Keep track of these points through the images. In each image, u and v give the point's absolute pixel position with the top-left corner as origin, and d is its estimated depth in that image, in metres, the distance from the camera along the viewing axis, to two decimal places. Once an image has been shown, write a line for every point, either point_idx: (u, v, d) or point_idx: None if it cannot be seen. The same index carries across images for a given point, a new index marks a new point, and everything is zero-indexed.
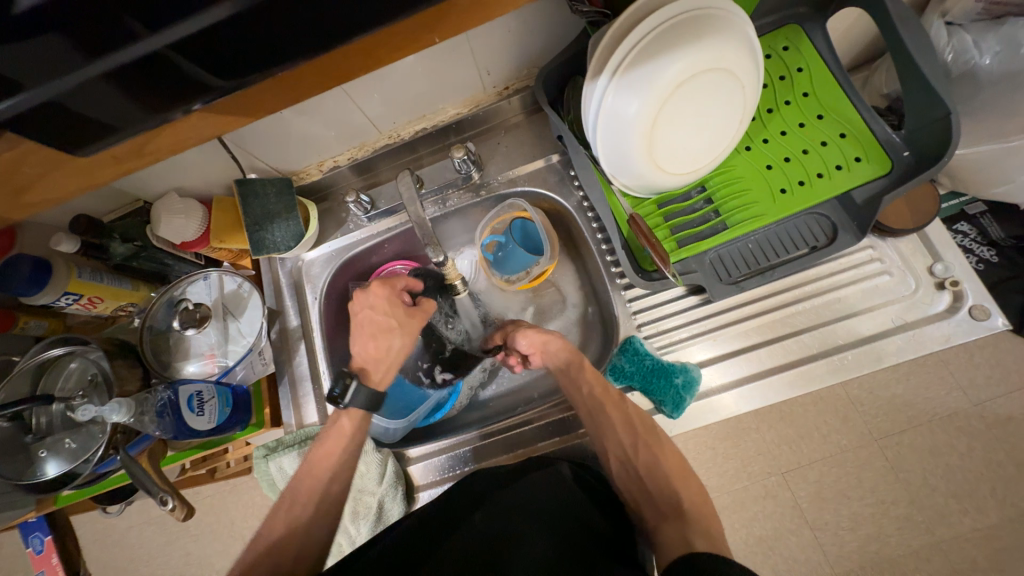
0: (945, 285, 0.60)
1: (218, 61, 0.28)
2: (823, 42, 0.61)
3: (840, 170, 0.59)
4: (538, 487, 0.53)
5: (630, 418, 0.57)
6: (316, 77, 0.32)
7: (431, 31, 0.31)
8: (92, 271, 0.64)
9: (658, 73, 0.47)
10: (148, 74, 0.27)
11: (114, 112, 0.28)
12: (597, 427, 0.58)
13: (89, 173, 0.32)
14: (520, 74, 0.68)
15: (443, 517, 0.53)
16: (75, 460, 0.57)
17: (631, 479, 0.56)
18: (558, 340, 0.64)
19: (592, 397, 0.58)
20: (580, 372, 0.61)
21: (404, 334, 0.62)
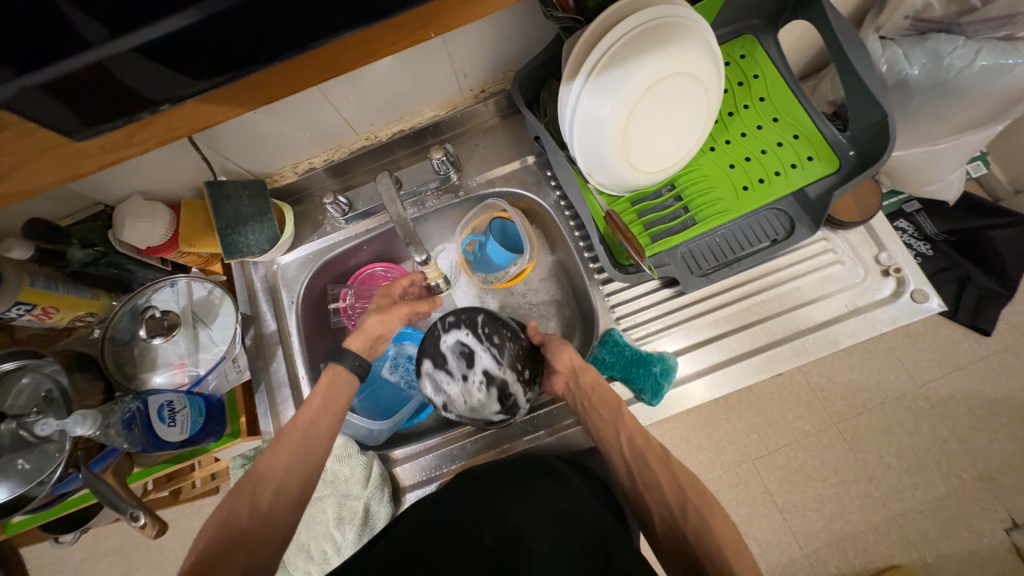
0: (890, 272, 0.65)
1: (205, 55, 0.28)
2: (775, 51, 0.66)
3: (795, 168, 0.63)
4: (547, 496, 0.55)
5: (676, 477, 0.52)
6: (299, 72, 0.32)
7: (425, 27, 0.32)
8: (46, 279, 0.60)
9: (628, 76, 0.50)
10: (134, 67, 0.27)
11: (105, 103, 0.29)
12: (633, 476, 0.55)
13: (72, 161, 0.32)
14: (496, 77, 0.70)
15: (443, 522, 0.54)
16: (28, 483, 0.52)
17: (670, 537, 0.50)
18: (591, 372, 0.61)
19: (627, 448, 0.56)
20: (618, 417, 0.58)
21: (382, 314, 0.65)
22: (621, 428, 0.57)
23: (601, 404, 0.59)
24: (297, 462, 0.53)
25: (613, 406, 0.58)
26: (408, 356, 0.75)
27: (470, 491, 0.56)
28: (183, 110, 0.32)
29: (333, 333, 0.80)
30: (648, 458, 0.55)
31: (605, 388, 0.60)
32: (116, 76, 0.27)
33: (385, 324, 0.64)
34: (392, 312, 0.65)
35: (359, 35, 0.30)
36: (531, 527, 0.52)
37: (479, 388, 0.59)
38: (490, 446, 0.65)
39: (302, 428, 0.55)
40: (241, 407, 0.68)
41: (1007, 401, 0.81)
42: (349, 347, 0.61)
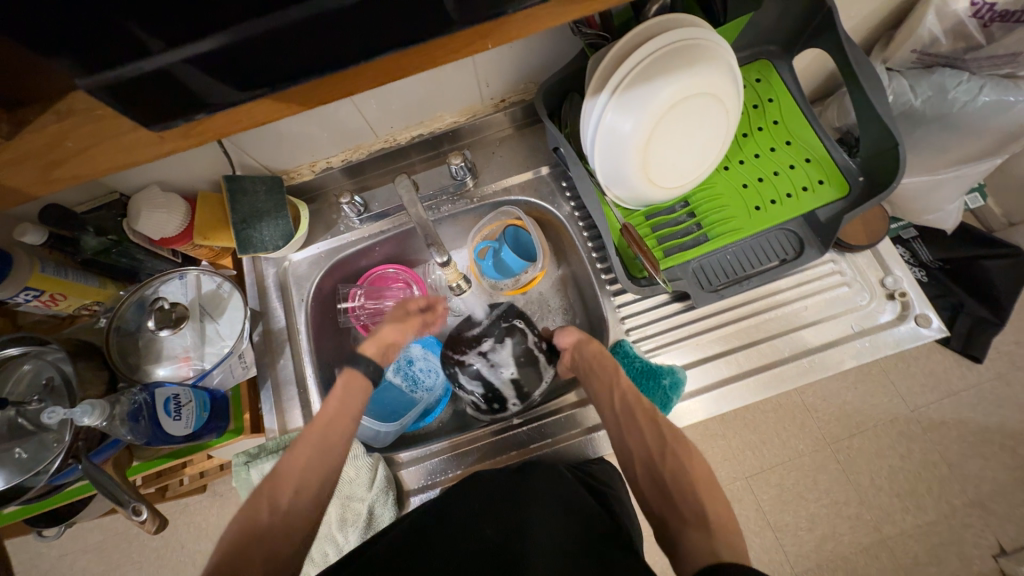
0: (895, 295, 0.65)
1: (262, 68, 0.28)
2: (790, 77, 0.68)
3: (806, 191, 0.65)
4: (550, 483, 0.56)
5: (659, 429, 0.54)
6: (341, 83, 0.32)
7: (484, 38, 0.32)
8: (57, 265, 0.61)
9: (652, 95, 0.51)
10: (192, 74, 0.27)
11: (155, 106, 0.28)
12: (620, 429, 0.56)
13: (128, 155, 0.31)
14: (517, 87, 0.71)
15: (446, 515, 0.54)
16: (24, 474, 0.52)
17: (651, 481, 0.51)
18: (595, 344, 0.63)
19: (620, 403, 0.57)
20: (614, 373, 0.59)
21: (399, 325, 0.65)
22: (618, 383, 0.58)
23: (599, 364, 0.60)
24: (317, 465, 0.53)
25: (609, 368, 0.60)
26: (410, 359, 0.76)
27: (480, 485, 0.57)
28: (229, 115, 0.31)
29: (340, 333, 0.79)
30: (638, 407, 0.56)
31: (608, 356, 0.61)
32: (164, 84, 0.27)
33: (399, 331, 0.64)
34: (406, 322, 0.66)
35: (405, 54, 0.31)
36: (526, 511, 0.52)
37: (495, 357, 0.64)
38: (498, 454, 0.65)
39: (319, 432, 0.54)
40: (246, 403, 0.67)
41: (998, 429, 0.83)
42: (363, 353, 0.61)
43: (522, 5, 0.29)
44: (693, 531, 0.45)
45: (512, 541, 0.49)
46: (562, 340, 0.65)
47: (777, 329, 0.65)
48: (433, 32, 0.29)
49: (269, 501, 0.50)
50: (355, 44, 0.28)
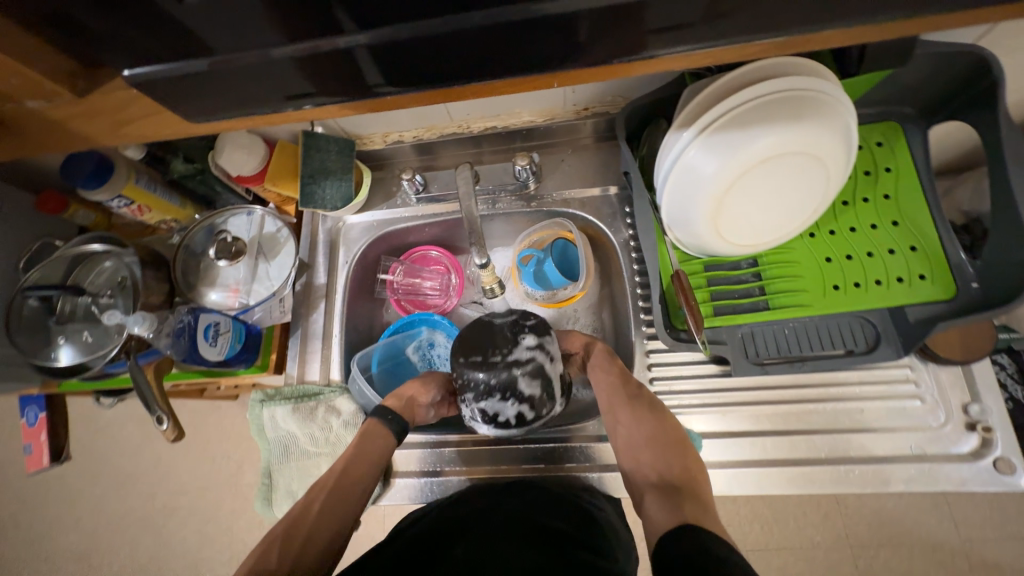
0: (976, 427, 0.55)
1: None
2: (921, 148, 0.59)
3: (901, 283, 0.56)
4: (534, 505, 0.57)
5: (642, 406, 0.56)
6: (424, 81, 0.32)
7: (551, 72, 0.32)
8: (149, 180, 0.67)
9: (745, 142, 0.46)
10: None
11: None
12: (606, 410, 0.58)
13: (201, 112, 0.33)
14: (604, 99, 0.67)
15: (422, 546, 0.54)
16: (87, 353, 0.62)
17: (629, 449, 0.55)
18: (597, 341, 0.66)
19: (610, 382, 0.59)
20: (605, 359, 0.62)
21: (421, 383, 0.67)
22: (611, 368, 0.61)
23: (597, 354, 0.63)
24: (329, 515, 0.53)
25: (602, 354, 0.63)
26: (432, 343, 0.76)
27: (463, 508, 0.58)
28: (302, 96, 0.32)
29: (375, 302, 0.81)
30: (628, 392, 0.58)
31: (608, 352, 0.64)
32: None
33: (419, 386, 0.67)
34: (429, 379, 0.69)
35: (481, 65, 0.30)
36: (498, 543, 0.53)
37: (543, 350, 0.60)
38: (487, 463, 0.65)
39: (333, 480, 0.56)
40: (275, 343, 0.72)
41: None
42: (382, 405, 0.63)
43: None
44: (662, 495, 0.49)
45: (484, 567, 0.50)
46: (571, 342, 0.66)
47: (819, 424, 0.58)
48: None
49: (275, 546, 0.49)
50: None
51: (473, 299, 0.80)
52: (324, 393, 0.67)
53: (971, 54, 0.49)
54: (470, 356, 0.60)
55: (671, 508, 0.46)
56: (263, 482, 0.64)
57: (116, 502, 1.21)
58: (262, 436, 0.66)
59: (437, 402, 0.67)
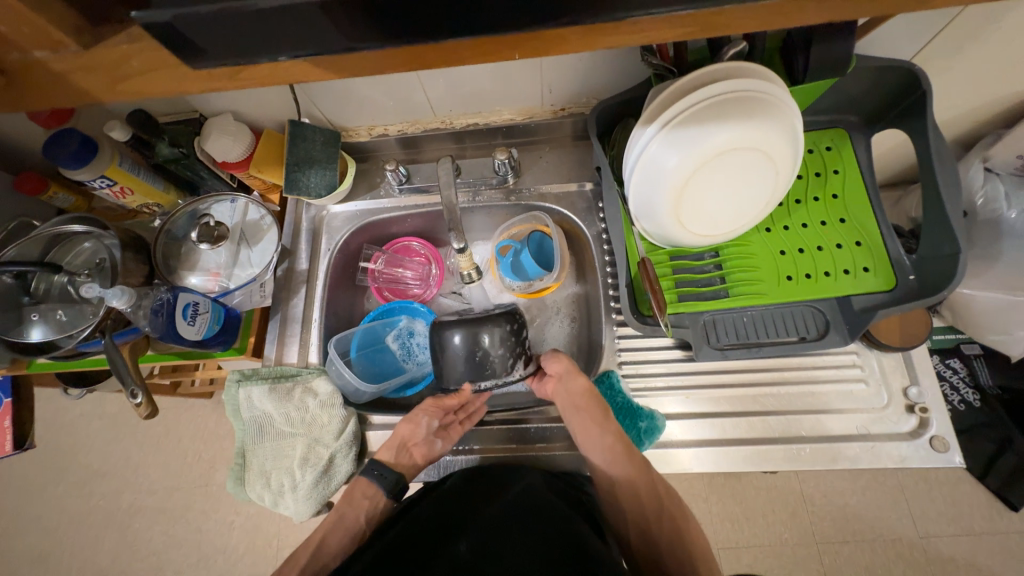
0: (915, 409, 0.60)
1: (317, 35, 0.30)
2: (864, 152, 0.65)
3: (847, 274, 0.61)
4: (525, 497, 0.58)
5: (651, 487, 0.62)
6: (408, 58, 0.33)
7: (512, 48, 0.33)
8: (132, 163, 0.68)
9: (702, 138, 0.50)
10: (252, 20, 0.28)
11: (214, 41, 0.29)
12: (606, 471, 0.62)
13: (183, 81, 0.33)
14: (579, 100, 0.71)
15: (413, 541, 0.56)
16: (60, 333, 0.62)
17: (639, 523, 0.63)
18: (581, 379, 0.63)
19: (610, 448, 0.61)
20: (605, 421, 0.61)
21: (411, 424, 0.65)
22: (608, 430, 0.61)
23: (590, 404, 0.62)
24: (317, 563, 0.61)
25: (598, 413, 0.62)
26: (412, 332, 0.78)
27: (456, 503, 0.59)
28: (279, 68, 0.33)
29: (356, 290, 0.83)
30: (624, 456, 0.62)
31: (594, 395, 0.63)
32: (233, 27, 0.28)
33: (410, 427, 0.65)
34: (418, 414, 0.65)
35: (457, 41, 0.32)
36: (498, 538, 0.55)
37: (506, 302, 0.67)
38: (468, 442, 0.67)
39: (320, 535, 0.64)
40: (254, 326, 0.73)
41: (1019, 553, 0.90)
42: (376, 456, 0.65)
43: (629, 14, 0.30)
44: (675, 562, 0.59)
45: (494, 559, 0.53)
46: (550, 366, 0.66)
47: (773, 406, 0.61)
48: (520, 38, 0.32)
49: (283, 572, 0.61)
50: (407, 17, 0.29)
51: (452, 289, 0.83)
52: (302, 374, 0.68)
53: (901, 69, 0.55)
54: (453, 322, 0.61)
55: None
56: (236, 461, 0.64)
57: (76, 502, 1.17)
58: (238, 417, 0.66)
59: (432, 437, 0.65)
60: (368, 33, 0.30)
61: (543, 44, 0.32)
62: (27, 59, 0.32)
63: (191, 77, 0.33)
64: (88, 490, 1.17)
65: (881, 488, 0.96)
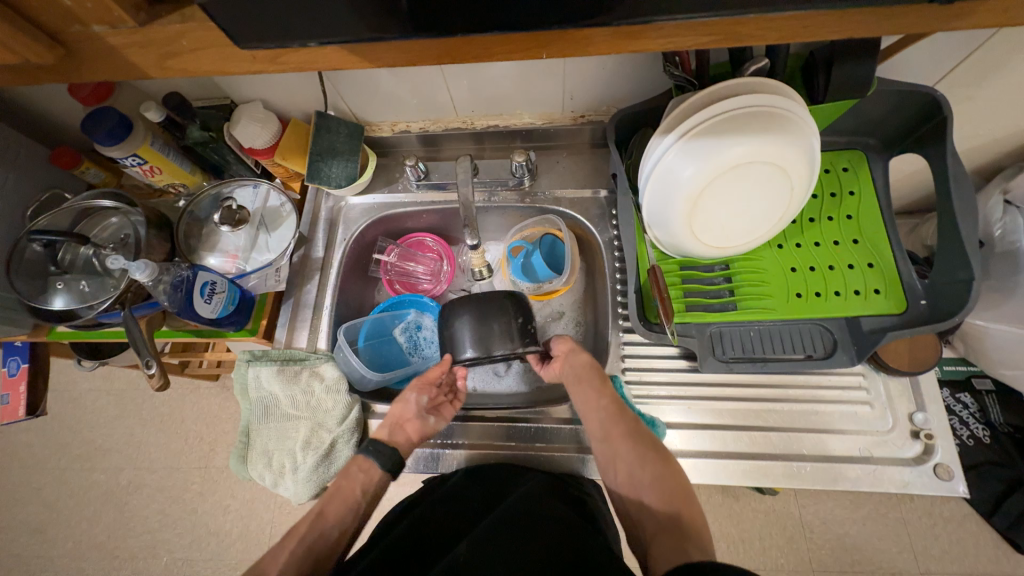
0: (920, 435, 0.59)
1: (361, 26, 0.32)
2: (881, 176, 0.65)
3: (857, 296, 0.61)
4: (527, 499, 0.57)
5: (643, 447, 0.55)
6: (442, 52, 0.35)
7: (541, 47, 0.34)
8: (163, 144, 0.70)
9: (719, 149, 0.51)
10: (301, 7, 0.30)
11: (262, 25, 0.31)
12: (602, 443, 0.57)
13: (228, 62, 0.35)
14: (599, 108, 0.72)
15: (413, 543, 0.56)
16: (81, 302, 0.64)
17: (630, 487, 0.54)
18: (584, 355, 0.63)
19: (604, 409, 0.58)
20: (601, 384, 0.60)
21: (403, 402, 0.65)
22: (603, 394, 0.60)
23: (588, 373, 0.61)
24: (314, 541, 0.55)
25: (597, 378, 0.60)
26: (419, 325, 0.79)
27: (457, 508, 0.59)
28: (319, 55, 0.35)
29: (368, 281, 0.84)
30: (621, 423, 0.57)
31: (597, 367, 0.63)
32: (281, 14, 0.30)
33: (402, 406, 0.64)
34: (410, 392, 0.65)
35: (490, 37, 0.33)
36: (494, 537, 0.53)
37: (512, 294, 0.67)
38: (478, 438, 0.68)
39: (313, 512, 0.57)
40: (266, 310, 0.74)
41: None
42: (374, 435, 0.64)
43: (665, 16, 0.31)
44: (670, 537, 0.48)
45: (492, 555, 0.51)
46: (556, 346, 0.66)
47: (775, 422, 0.61)
48: (552, 39, 0.33)
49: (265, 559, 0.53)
50: (447, 13, 0.31)
51: (462, 286, 0.84)
52: (310, 359, 0.69)
53: (922, 93, 0.56)
54: (464, 304, 0.62)
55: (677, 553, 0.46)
56: (240, 439, 0.65)
57: (79, 475, 1.19)
58: (243, 396, 0.67)
59: (425, 413, 0.65)
60: (409, 24, 0.31)
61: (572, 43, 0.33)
62: (87, 32, 0.33)
63: (236, 58, 0.35)
64: (91, 463, 1.19)
65: (882, 520, 0.94)
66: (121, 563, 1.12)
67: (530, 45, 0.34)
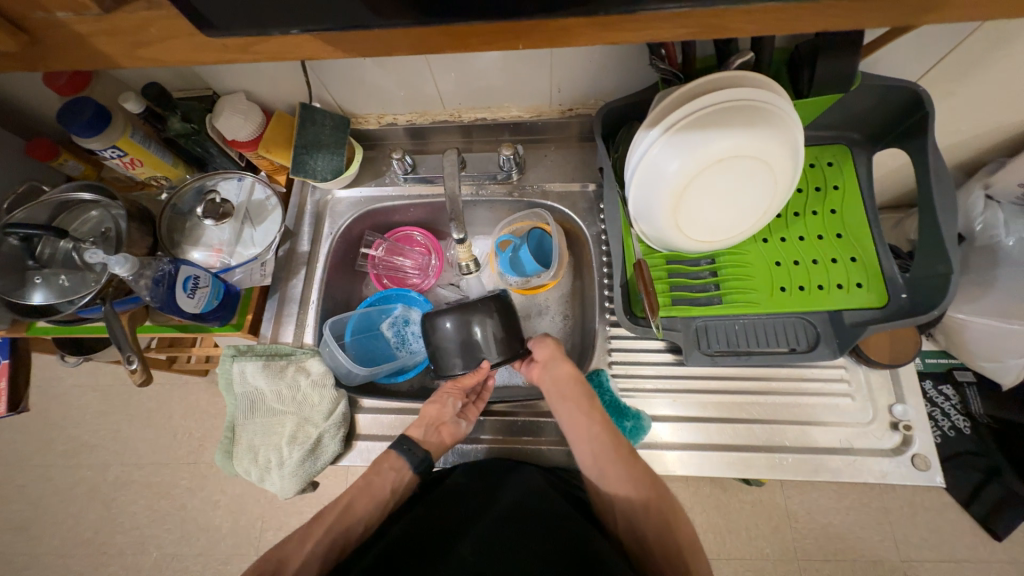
0: (899, 426, 0.60)
1: (333, 12, 0.31)
2: (865, 170, 0.66)
3: (840, 289, 0.62)
4: (529, 495, 0.58)
5: (638, 475, 0.57)
6: (419, 42, 0.34)
7: (519, 38, 0.34)
8: (144, 136, 0.69)
9: (704, 144, 0.51)
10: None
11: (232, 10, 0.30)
12: (594, 470, 0.59)
13: (199, 51, 0.34)
14: (587, 101, 0.72)
15: (413, 542, 0.56)
16: (61, 297, 0.63)
17: (625, 514, 0.58)
18: (568, 367, 0.64)
19: (597, 436, 0.59)
20: (591, 411, 0.61)
21: (440, 404, 0.65)
22: (595, 421, 0.60)
23: (577, 394, 0.62)
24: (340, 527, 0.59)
25: (585, 399, 0.61)
26: (407, 320, 0.79)
27: (456, 507, 0.59)
28: (293, 43, 0.34)
29: (355, 276, 0.84)
30: (615, 453, 0.58)
31: (581, 383, 0.63)
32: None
33: (438, 408, 0.65)
34: (447, 395, 0.66)
35: (467, 27, 0.33)
36: (501, 539, 0.54)
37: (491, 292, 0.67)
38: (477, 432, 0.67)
39: (343, 502, 0.61)
40: (252, 305, 0.74)
41: None
42: (410, 434, 0.64)
43: (640, 7, 0.31)
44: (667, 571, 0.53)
45: (495, 560, 0.52)
46: (538, 350, 0.67)
47: (758, 415, 0.62)
48: (530, 29, 0.33)
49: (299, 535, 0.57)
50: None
51: (450, 281, 0.84)
52: (296, 353, 0.69)
53: (905, 88, 0.56)
54: (446, 309, 0.61)
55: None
56: (225, 435, 0.65)
57: (65, 472, 1.18)
58: (230, 390, 0.67)
59: (458, 418, 0.65)
60: (385, 9, 0.31)
61: (550, 33, 0.33)
62: (52, 19, 0.32)
63: (209, 47, 0.34)
64: (77, 459, 1.18)
65: (864, 509, 0.96)
66: (110, 559, 1.11)
67: (508, 35, 0.33)
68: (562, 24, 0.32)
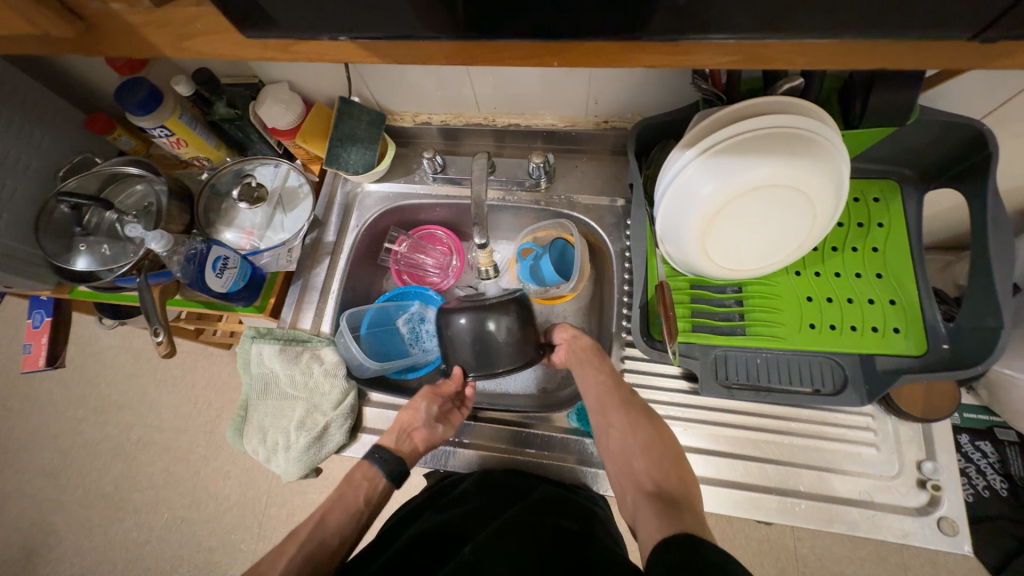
0: (926, 485, 0.56)
1: (372, 20, 0.31)
2: (914, 209, 0.62)
3: (874, 333, 0.58)
4: (536, 507, 0.57)
5: (636, 422, 0.56)
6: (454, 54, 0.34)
7: (553, 55, 0.33)
8: (191, 118, 0.72)
9: (741, 168, 0.49)
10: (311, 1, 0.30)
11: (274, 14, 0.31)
12: (596, 415, 0.58)
13: (242, 48, 0.35)
14: (624, 115, 0.70)
15: (424, 544, 0.58)
16: (101, 265, 0.66)
17: (624, 460, 0.55)
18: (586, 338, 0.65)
19: (602, 385, 0.59)
20: (602, 363, 0.62)
21: (411, 411, 0.65)
22: (603, 372, 0.61)
23: (588, 351, 0.63)
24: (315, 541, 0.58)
25: (596, 355, 0.62)
26: (423, 317, 0.79)
27: (463, 513, 0.60)
28: (331, 47, 0.35)
29: (377, 269, 0.85)
30: (619, 400, 0.58)
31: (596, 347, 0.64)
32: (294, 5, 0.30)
33: (409, 415, 0.65)
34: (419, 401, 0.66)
35: (502, 42, 0.32)
36: (503, 538, 0.53)
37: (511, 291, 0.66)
38: (485, 439, 0.67)
39: (317, 517, 0.60)
40: (275, 288, 0.76)
41: None
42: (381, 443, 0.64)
43: (679, 33, 0.30)
44: (659, 503, 0.49)
45: (496, 551, 0.52)
46: (560, 335, 0.67)
47: (772, 454, 0.59)
48: (566, 46, 0.32)
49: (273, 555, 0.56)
50: (459, 13, 0.30)
51: (469, 283, 0.84)
52: (312, 341, 0.71)
53: (967, 127, 0.52)
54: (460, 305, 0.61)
55: (670, 519, 0.46)
56: (238, 413, 0.66)
57: (93, 427, 1.24)
58: (246, 371, 0.69)
59: (432, 425, 0.64)
60: (423, 19, 0.31)
61: (586, 53, 0.32)
62: (107, 10, 0.34)
63: (250, 44, 0.35)
64: (106, 416, 1.24)
65: (881, 563, 0.91)
66: (125, 514, 1.17)
67: (542, 51, 0.33)
68: (598, 44, 0.32)
